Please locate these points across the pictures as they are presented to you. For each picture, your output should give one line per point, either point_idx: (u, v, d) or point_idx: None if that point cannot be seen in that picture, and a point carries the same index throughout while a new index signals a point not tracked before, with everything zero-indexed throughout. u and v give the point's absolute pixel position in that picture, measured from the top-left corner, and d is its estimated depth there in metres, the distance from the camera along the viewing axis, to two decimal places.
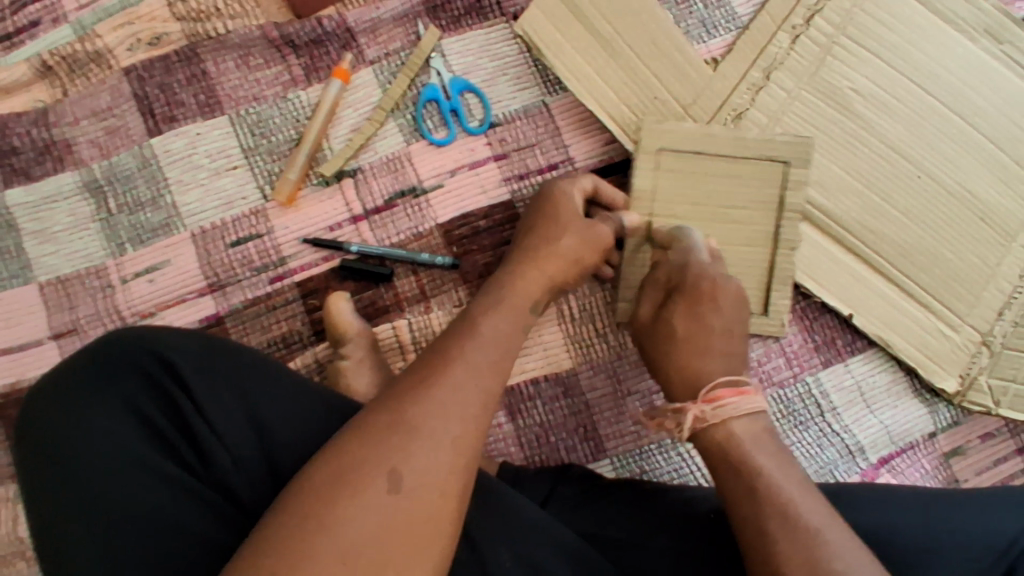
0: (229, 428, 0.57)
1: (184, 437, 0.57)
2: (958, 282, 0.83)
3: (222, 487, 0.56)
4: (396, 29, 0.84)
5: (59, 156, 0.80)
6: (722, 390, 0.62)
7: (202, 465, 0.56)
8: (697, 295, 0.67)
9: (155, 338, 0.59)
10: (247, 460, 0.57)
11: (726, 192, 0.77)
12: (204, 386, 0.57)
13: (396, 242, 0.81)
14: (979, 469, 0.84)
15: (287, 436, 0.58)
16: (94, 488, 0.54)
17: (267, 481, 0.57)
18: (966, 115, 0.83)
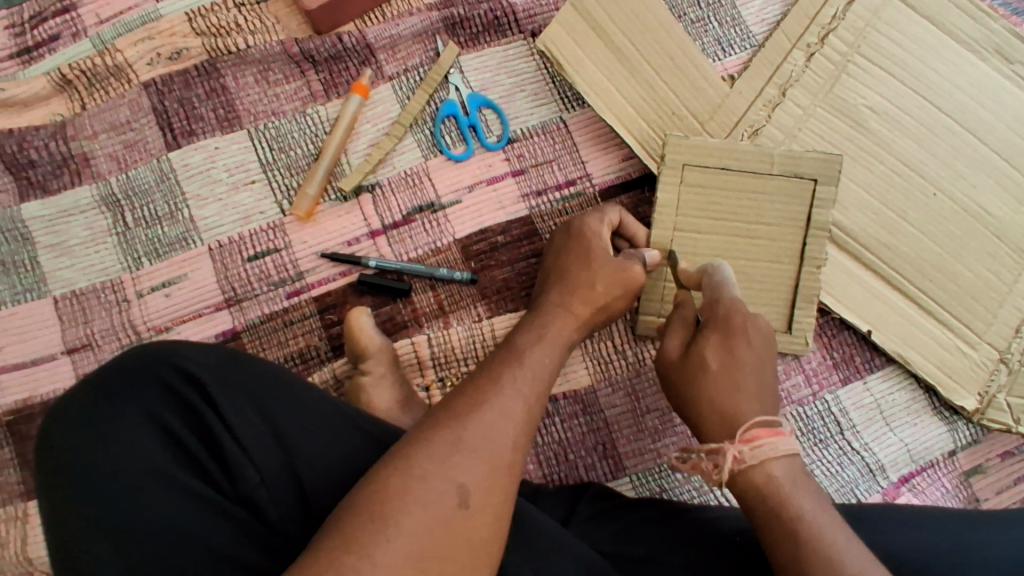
0: (257, 445, 0.56)
1: (209, 453, 0.56)
2: (975, 299, 0.83)
3: (248, 503, 0.56)
4: (415, 46, 0.84)
5: (77, 169, 0.80)
6: (758, 430, 0.59)
7: (228, 481, 0.56)
8: (730, 329, 0.64)
9: (181, 353, 0.58)
10: (274, 476, 0.56)
11: (747, 207, 0.78)
12: (231, 401, 0.57)
13: (415, 258, 0.80)
14: (1000, 488, 0.83)
15: (314, 451, 0.57)
16: (117, 505, 0.53)
17: (294, 497, 0.57)
18: (980, 133, 0.84)
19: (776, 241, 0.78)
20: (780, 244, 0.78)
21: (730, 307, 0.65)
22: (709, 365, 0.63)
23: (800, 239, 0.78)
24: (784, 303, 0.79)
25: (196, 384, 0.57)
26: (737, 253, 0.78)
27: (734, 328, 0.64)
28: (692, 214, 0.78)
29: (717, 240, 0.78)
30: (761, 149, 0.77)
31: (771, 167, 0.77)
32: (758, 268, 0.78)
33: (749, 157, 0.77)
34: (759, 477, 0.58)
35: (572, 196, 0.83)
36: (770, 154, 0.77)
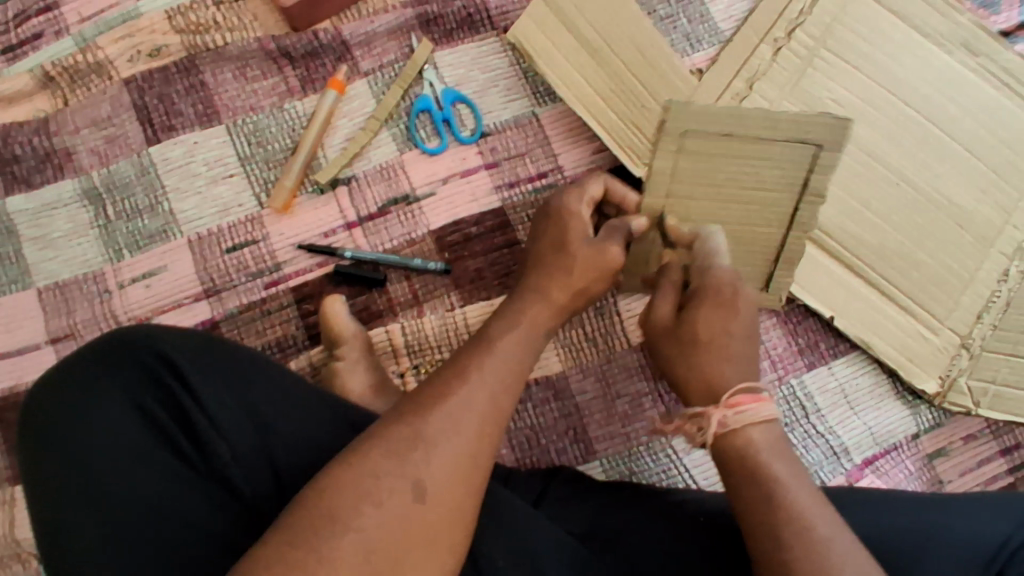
0: (232, 425, 0.58)
1: (185, 433, 0.58)
2: (937, 286, 0.85)
3: (224, 481, 0.58)
4: (390, 42, 0.86)
5: (60, 164, 0.82)
6: (741, 396, 0.61)
7: (203, 460, 0.58)
8: (716, 291, 0.65)
9: (158, 337, 0.60)
10: (248, 455, 0.58)
11: (747, 175, 0.75)
12: (206, 383, 0.59)
13: (390, 248, 0.83)
14: (963, 470, 0.86)
15: (287, 431, 0.60)
16: (97, 483, 0.55)
17: (267, 474, 0.59)
18: (942, 124, 0.86)
19: (770, 209, 0.77)
20: (774, 211, 0.77)
21: (722, 276, 0.65)
22: (700, 335, 0.63)
23: (794, 205, 0.76)
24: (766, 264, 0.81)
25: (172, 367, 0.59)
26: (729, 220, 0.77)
27: (725, 300, 0.64)
28: (690, 183, 0.75)
29: (710, 208, 0.76)
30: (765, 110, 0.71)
31: (777, 131, 0.72)
32: (748, 232, 0.78)
33: (754, 120, 0.72)
34: (740, 440, 0.60)
35: (543, 187, 0.85)
36: (775, 116, 0.71)
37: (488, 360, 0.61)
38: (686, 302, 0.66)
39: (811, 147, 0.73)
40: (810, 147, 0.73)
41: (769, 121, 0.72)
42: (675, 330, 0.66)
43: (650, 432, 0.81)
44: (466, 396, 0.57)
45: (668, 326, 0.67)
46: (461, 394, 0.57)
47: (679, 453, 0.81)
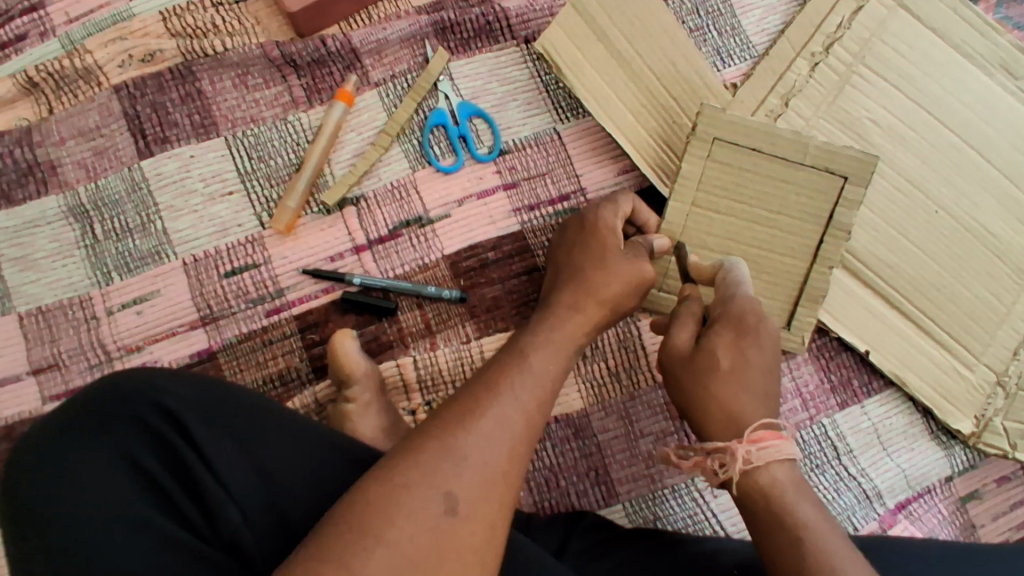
0: (239, 482, 0.52)
1: (188, 493, 0.52)
2: (974, 321, 0.81)
3: (230, 548, 0.51)
4: (402, 51, 0.80)
5: (43, 178, 0.76)
6: (764, 433, 0.56)
7: (208, 524, 0.51)
8: (743, 329, 0.60)
9: (154, 383, 0.54)
10: (259, 517, 0.52)
11: (774, 196, 0.74)
12: (212, 437, 0.53)
13: (401, 274, 0.77)
14: (996, 514, 0.82)
15: (302, 489, 0.53)
16: (88, 554, 0.49)
17: (280, 540, 0.52)
18: (982, 149, 0.82)
19: (794, 235, 0.75)
20: (796, 235, 0.75)
21: (744, 306, 0.62)
22: (719, 364, 0.59)
23: (815, 227, 0.74)
24: (787, 302, 0.76)
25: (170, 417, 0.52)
26: (749, 244, 0.75)
27: (748, 326, 0.61)
28: (713, 194, 0.74)
29: (731, 226, 0.75)
30: (797, 136, 0.73)
31: (804, 158, 0.73)
32: (771, 256, 0.75)
33: (785, 144, 0.73)
34: (765, 480, 0.55)
35: (565, 211, 0.80)
36: (805, 143, 0.73)
37: (526, 388, 0.54)
38: (705, 331, 0.62)
39: (838, 179, 0.73)
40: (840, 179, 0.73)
41: (800, 146, 0.73)
42: (694, 362, 0.61)
43: (675, 473, 0.77)
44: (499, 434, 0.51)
45: (685, 357, 0.62)
46: (494, 426, 0.50)
47: (705, 496, 0.76)
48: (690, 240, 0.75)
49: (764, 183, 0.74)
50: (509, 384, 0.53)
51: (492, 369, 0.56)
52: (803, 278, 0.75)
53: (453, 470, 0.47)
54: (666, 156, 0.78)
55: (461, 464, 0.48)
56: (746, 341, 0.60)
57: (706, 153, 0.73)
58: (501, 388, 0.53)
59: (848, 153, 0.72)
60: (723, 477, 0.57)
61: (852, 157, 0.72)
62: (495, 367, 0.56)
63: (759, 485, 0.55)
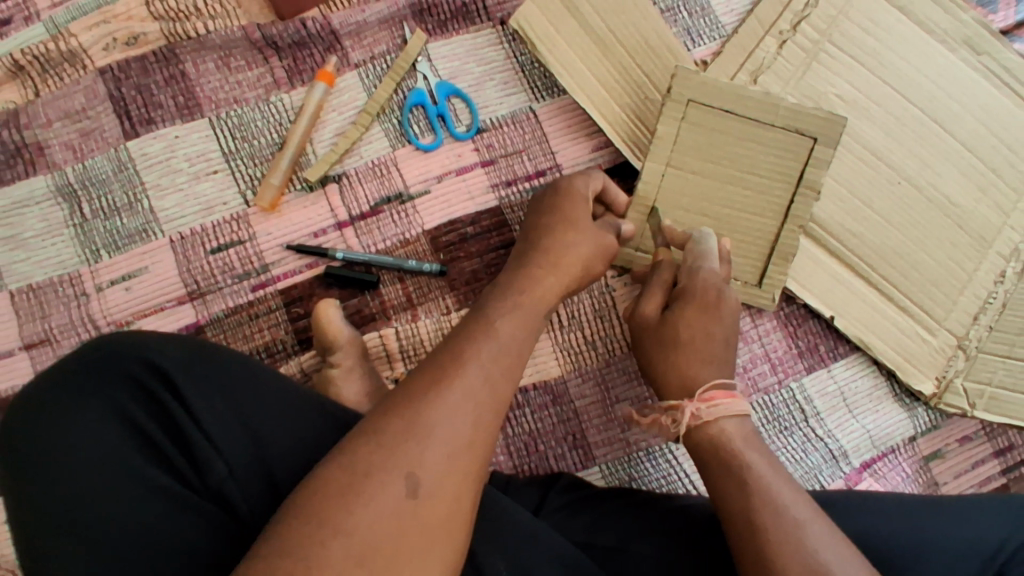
0: (227, 438, 0.54)
1: (178, 447, 0.54)
2: (937, 288, 0.84)
3: (219, 498, 0.54)
4: (381, 32, 0.82)
5: (31, 158, 0.77)
6: (714, 391, 0.62)
7: (197, 476, 0.54)
8: (705, 304, 0.66)
9: (144, 343, 0.55)
10: (245, 469, 0.55)
11: (744, 155, 0.77)
12: (200, 395, 0.55)
13: (383, 249, 0.80)
14: (958, 472, 0.86)
15: (287, 443, 0.56)
16: (83, 504, 0.51)
17: (265, 489, 0.55)
18: (942, 122, 0.85)
19: (764, 194, 0.78)
20: (764, 205, 0.78)
21: (707, 282, 0.67)
22: (678, 335, 0.65)
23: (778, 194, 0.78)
24: (760, 259, 0.79)
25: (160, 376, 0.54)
26: (718, 206, 0.78)
27: (711, 301, 0.66)
28: (688, 154, 0.77)
29: (705, 185, 0.78)
30: (767, 97, 0.76)
31: (773, 118, 0.76)
32: (738, 220, 0.78)
33: (755, 104, 0.76)
34: (713, 431, 0.61)
35: (541, 186, 0.82)
36: (772, 104, 0.76)
37: (493, 349, 0.57)
38: (673, 303, 0.67)
39: (804, 139, 0.77)
40: (806, 138, 0.77)
41: (770, 107, 0.76)
42: (660, 330, 0.67)
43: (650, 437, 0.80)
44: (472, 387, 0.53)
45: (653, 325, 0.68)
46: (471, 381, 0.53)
47: (678, 458, 0.80)
48: (665, 201, 0.78)
49: (735, 143, 0.77)
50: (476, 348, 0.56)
51: (461, 334, 0.58)
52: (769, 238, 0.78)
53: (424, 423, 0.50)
54: (637, 129, 0.81)
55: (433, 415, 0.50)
56: (707, 314, 0.66)
57: (681, 115, 0.76)
58: (468, 351, 0.56)
59: (813, 112, 0.76)
60: (677, 431, 0.64)
61: (816, 117, 0.76)
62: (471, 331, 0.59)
63: (711, 433, 0.61)
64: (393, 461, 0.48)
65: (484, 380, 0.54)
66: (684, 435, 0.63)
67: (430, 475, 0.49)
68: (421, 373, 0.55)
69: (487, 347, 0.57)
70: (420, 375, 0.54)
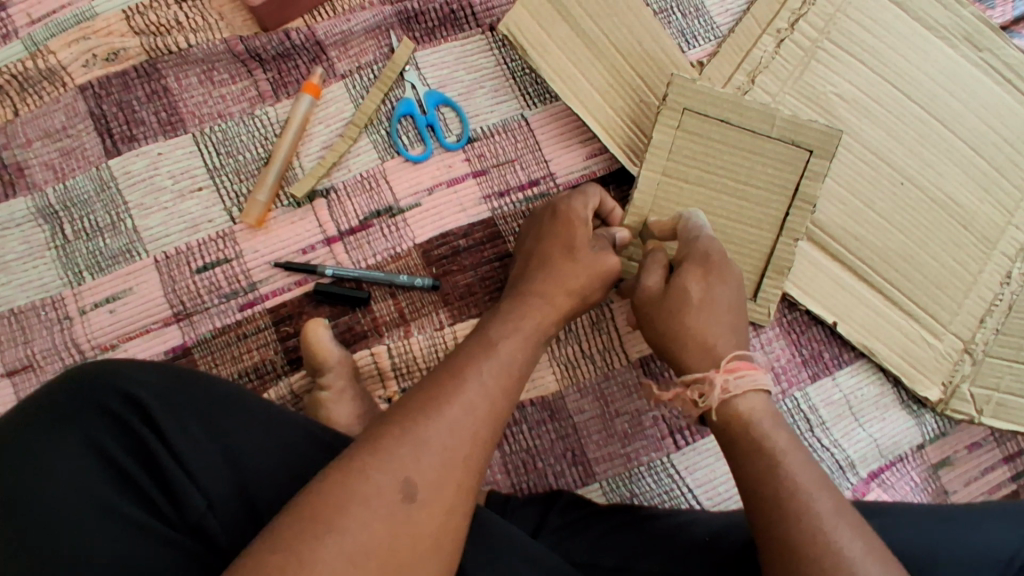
0: (205, 470, 0.53)
1: (153, 479, 0.52)
2: (941, 290, 0.82)
3: (197, 532, 0.52)
4: (367, 42, 0.80)
5: (11, 179, 0.76)
6: (738, 362, 0.60)
7: (174, 510, 0.52)
8: (709, 265, 0.64)
9: (118, 373, 0.54)
10: (225, 502, 0.53)
11: (744, 166, 0.75)
12: (178, 425, 0.53)
13: (373, 264, 0.78)
14: (968, 479, 0.84)
15: (269, 473, 0.54)
16: (54, 542, 0.49)
17: (245, 522, 0.53)
18: (944, 120, 0.83)
19: (762, 196, 0.76)
20: (765, 211, 0.76)
21: (707, 245, 0.66)
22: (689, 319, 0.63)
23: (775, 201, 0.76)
24: (754, 274, 0.77)
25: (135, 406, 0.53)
26: (718, 213, 0.76)
27: (713, 263, 0.64)
28: (684, 164, 0.75)
29: (702, 196, 0.76)
30: (764, 107, 0.74)
31: (773, 128, 0.74)
32: (737, 225, 0.76)
33: (753, 114, 0.74)
34: (744, 407, 0.58)
35: (535, 196, 0.80)
36: (773, 114, 0.74)
37: (488, 373, 0.55)
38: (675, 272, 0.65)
39: (803, 153, 0.74)
40: (803, 151, 0.75)
41: (768, 118, 0.74)
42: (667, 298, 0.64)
43: (651, 451, 0.78)
44: (464, 415, 0.51)
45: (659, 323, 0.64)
46: (462, 409, 0.51)
47: (681, 472, 0.78)
48: (659, 209, 0.76)
49: (733, 155, 0.75)
50: (474, 370, 0.54)
51: (459, 358, 0.56)
52: (767, 242, 0.76)
53: (413, 453, 0.47)
54: (633, 134, 0.79)
55: (423, 446, 0.48)
56: (714, 291, 0.64)
57: (678, 123, 0.74)
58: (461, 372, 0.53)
59: (812, 125, 0.74)
60: (705, 406, 0.60)
61: (815, 129, 0.74)
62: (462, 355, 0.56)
63: (738, 411, 0.58)
64: (377, 494, 0.46)
65: (477, 404, 0.52)
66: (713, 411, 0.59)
67: (419, 509, 0.46)
68: (410, 399, 0.52)
69: (482, 369, 0.55)
70: (413, 396, 0.52)
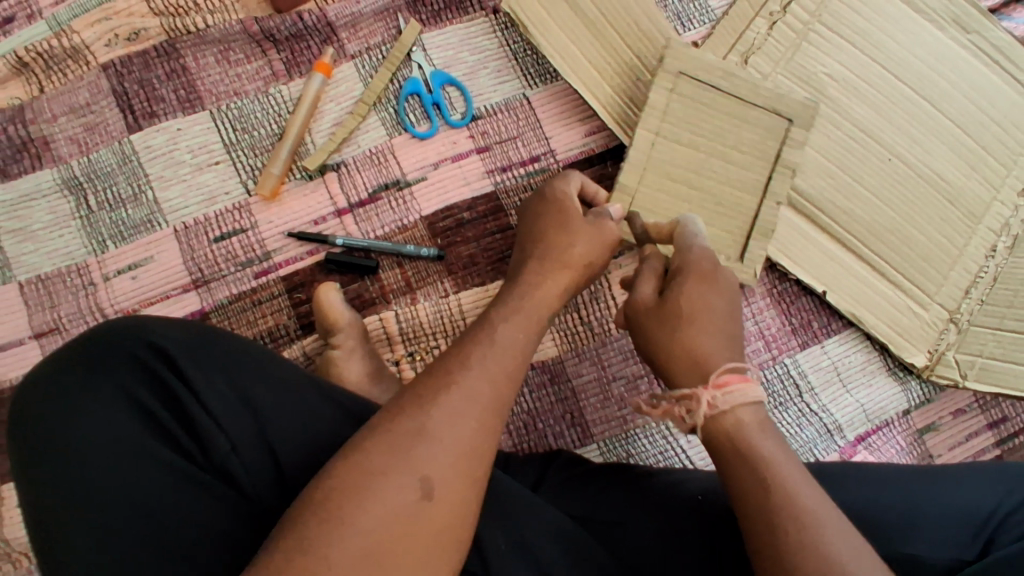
0: (229, 416, 0.56)
1: (182, 425, 0.56)
2: (928, 262, 0.86)
3: (224, 475, 0.55)
4: (376, 24, 0.84)
5: (37, 153, 0.79)
6: (729, 376, 0.59)
7: (202, 453, 0.56)
8: (702, 276, 0.65)
9: (148, 328, 0.58)
10: (250, 447, 0.56)
11: (747, 140, 0.79)
12: (204, 375, 0.57)
13: (381, 235, 0.81)
14: (952, 444, 0.87)
15: (286, 420, 0.57)
16: (93, 484, 0.53)
17: (268, 466, 0.57)
18: (932, 99, 0.86)
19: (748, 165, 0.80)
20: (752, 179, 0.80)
21: (701, 256, 0.66)
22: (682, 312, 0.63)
23: (766, 172, 0.79)
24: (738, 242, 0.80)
25: (164, 357, 0.57)
26: (708, 181, 0.80)
27: (706, 274, 0.65)
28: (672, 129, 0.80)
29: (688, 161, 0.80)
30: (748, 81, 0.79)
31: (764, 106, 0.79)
32: (729, 197, 0.80)
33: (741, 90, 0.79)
34: (730, 422, 0.57)
35: (536, 171, 0.84)
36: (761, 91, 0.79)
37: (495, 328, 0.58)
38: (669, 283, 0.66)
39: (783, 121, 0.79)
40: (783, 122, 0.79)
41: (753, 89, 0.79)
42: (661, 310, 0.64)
43: (646, 414, 0.82)
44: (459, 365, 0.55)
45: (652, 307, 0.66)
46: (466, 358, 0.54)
47: (675, 434, 0.81)
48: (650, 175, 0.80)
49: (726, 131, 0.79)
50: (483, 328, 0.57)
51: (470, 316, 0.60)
52: (755, 212, 0.80)
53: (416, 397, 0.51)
54: (630, 111, 0.82)
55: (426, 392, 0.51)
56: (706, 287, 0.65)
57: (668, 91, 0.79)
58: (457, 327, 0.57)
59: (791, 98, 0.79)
60: (691, 423, 0.60)
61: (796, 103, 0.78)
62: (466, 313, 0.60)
63: (724, 428, 0.57)
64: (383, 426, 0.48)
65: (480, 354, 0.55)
66: (700, 427, 0.59)
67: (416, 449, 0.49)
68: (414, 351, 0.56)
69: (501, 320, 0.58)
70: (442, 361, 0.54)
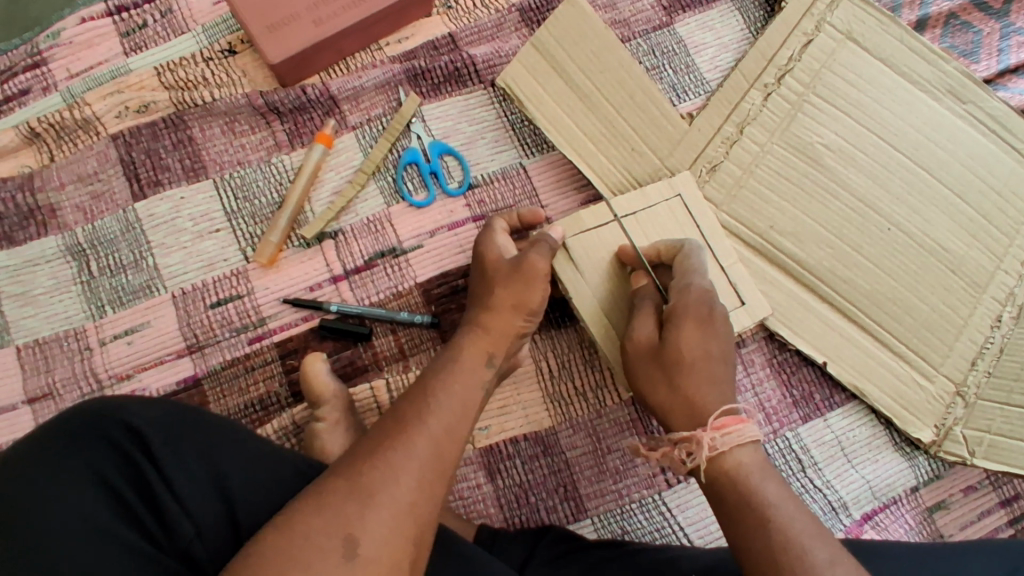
0: (196, 498, 0.56)
1: (148, 505, 0.55)
2: (931, 332, 0.84)
3: (186, 558, 0.54)
4: (377, 97, 0.87)
5: (43, 220, 0.82)
6: (726, 418, 0.58)
7: (167, 536, 0.54)
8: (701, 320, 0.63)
9: (123, 407, 0.57)
10: (213, 530, 0.56)
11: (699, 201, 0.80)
12: (173, 455, 0.56)
13: (376, 301, 0.82)
14: (964, 524, 0.83)
15: (257, 502, 0.57)
16: (55, 571, 0.51)
17: (231, 547, 0.56)
18: (930, 168, 0.87)
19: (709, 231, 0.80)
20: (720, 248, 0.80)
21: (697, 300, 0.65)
22: (684, 356, 0.62)
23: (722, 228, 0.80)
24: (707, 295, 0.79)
25: (136, 437, 0.56)
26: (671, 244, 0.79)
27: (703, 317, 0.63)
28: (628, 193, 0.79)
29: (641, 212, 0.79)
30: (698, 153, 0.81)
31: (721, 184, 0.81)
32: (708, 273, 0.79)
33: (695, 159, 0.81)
34: (729, 463, 0.57)
35: None
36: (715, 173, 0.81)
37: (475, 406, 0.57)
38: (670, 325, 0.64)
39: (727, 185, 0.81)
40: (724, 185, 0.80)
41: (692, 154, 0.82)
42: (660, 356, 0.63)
43: (642, 488, 0.79)
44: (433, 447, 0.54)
45: (652, 355, 0.64)
46: None
47: (672, 509, 0.79)
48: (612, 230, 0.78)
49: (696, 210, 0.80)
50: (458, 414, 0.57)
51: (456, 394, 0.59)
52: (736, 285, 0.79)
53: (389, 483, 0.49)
54: (625, 179, 0.84)
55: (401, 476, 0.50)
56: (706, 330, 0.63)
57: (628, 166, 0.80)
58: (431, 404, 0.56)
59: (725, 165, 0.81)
60: (692, 466, 0.58)
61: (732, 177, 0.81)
62: (448, 389, 0.59)
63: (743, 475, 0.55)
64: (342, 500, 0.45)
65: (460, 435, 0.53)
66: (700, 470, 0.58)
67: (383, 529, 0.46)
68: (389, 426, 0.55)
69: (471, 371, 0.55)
70: None
